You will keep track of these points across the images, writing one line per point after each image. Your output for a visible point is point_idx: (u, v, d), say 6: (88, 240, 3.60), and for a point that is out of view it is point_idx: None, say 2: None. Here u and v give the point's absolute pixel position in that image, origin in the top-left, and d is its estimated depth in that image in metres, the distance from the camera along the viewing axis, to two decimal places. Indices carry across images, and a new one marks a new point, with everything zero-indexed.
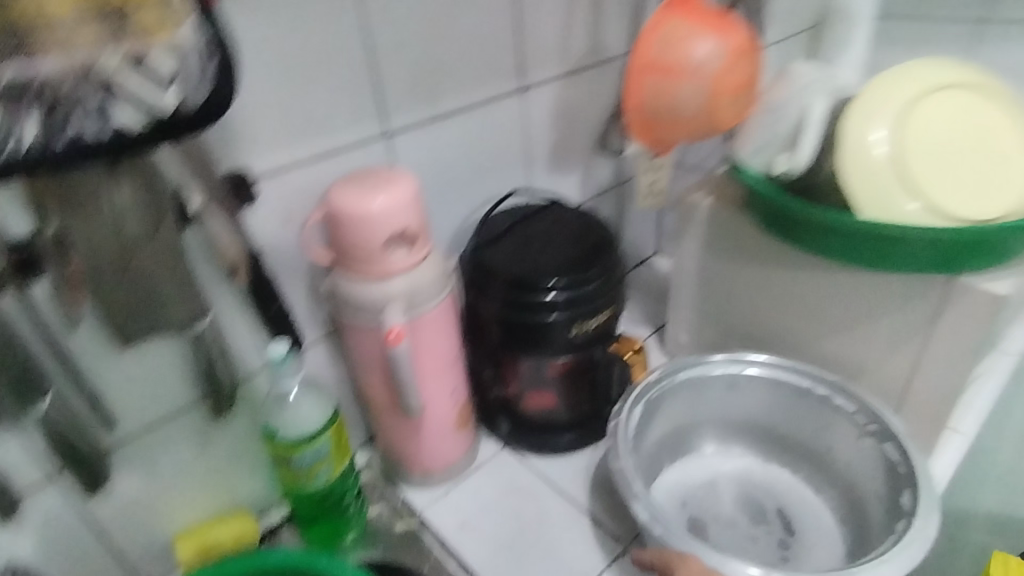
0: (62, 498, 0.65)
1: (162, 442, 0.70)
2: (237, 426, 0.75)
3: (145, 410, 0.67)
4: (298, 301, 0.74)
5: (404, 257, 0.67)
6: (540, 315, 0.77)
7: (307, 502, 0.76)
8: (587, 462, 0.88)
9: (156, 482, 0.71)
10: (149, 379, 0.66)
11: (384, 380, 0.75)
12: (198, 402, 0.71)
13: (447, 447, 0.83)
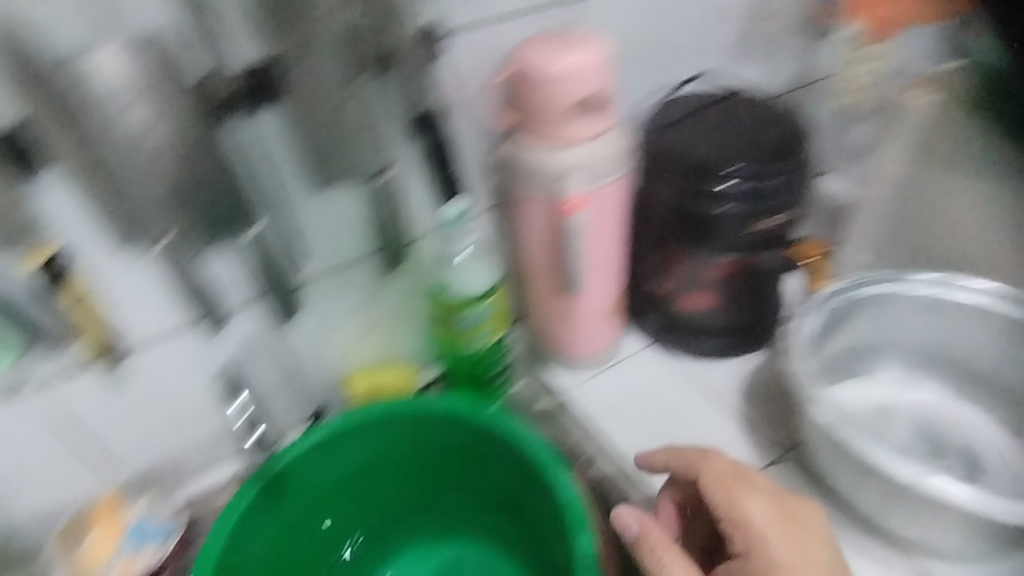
0: (261, 320, 0.73)
1: (343, 286, 0.76)
2: (402, 282, 0.80)
3: (328, 253, 0.73)
4: (469, 164, 0.75)
5: (585, 126, 0.64)
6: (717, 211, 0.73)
7: (463, 362, 0.80)
8: (737, 371, 0.84)
9: (331, 322, 0.78)
10: (334, 222, 0.71)
11: (550, 256, 0.74)
12: (374, 253, 0.76)
13: (595, 335, 0.83)
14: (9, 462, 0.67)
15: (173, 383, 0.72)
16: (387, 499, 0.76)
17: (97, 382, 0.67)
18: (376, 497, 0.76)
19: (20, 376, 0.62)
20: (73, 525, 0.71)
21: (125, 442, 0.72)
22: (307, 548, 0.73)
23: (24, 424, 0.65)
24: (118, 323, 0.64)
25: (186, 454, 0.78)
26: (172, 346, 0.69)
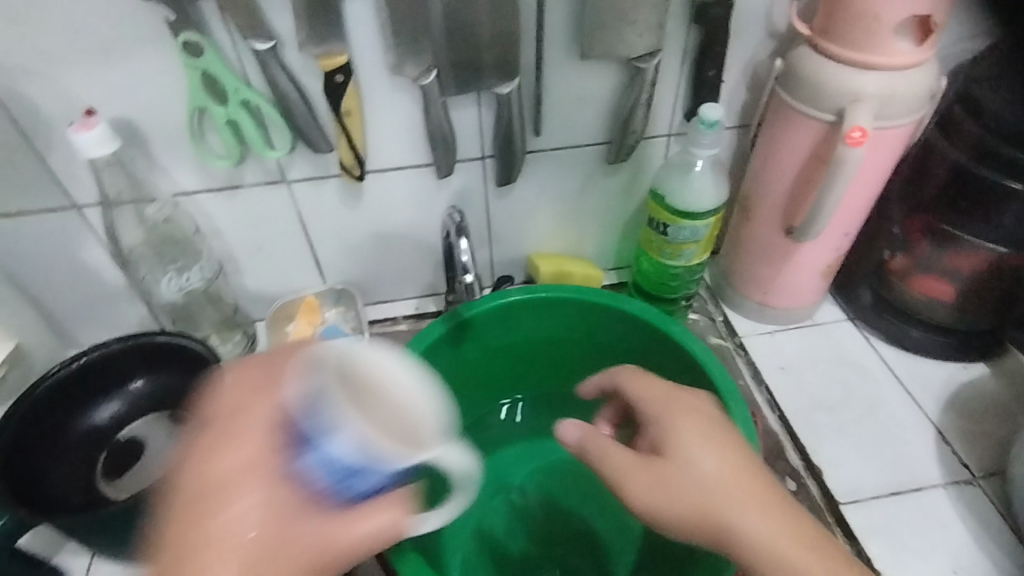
0: (482, 176, 0.75)
1: (563, 166, 0.76)
2: (617, 179, 0.78)
3: (563, 128, 0.72)
4: (733, 73, 0.69)
5: (899, 53, 0.56)
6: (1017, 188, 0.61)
7: (653, 275, 0.77)
8: (948, 375, 0.75)
9: (540, 200, 0.79)
10: (580, 99, 0.69)
11: (792, 188, 0.67)
12: (603, 143, 0.74)
13: (800, 289, 0.76)
14: (254, 241, 0.76)
15: (393, 214, 0.76)
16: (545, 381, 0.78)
17: (336, 191, 0.73)
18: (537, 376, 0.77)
19: (283, 167, 0.69)
20: (282, 309, 0.81)
21: (339, 254, 0.80)
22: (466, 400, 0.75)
23: (273, 211, 0.73)
24: (369, 147, 0.69)
25: (380, 282, 0.84)
26: (404, 180, 0.73)
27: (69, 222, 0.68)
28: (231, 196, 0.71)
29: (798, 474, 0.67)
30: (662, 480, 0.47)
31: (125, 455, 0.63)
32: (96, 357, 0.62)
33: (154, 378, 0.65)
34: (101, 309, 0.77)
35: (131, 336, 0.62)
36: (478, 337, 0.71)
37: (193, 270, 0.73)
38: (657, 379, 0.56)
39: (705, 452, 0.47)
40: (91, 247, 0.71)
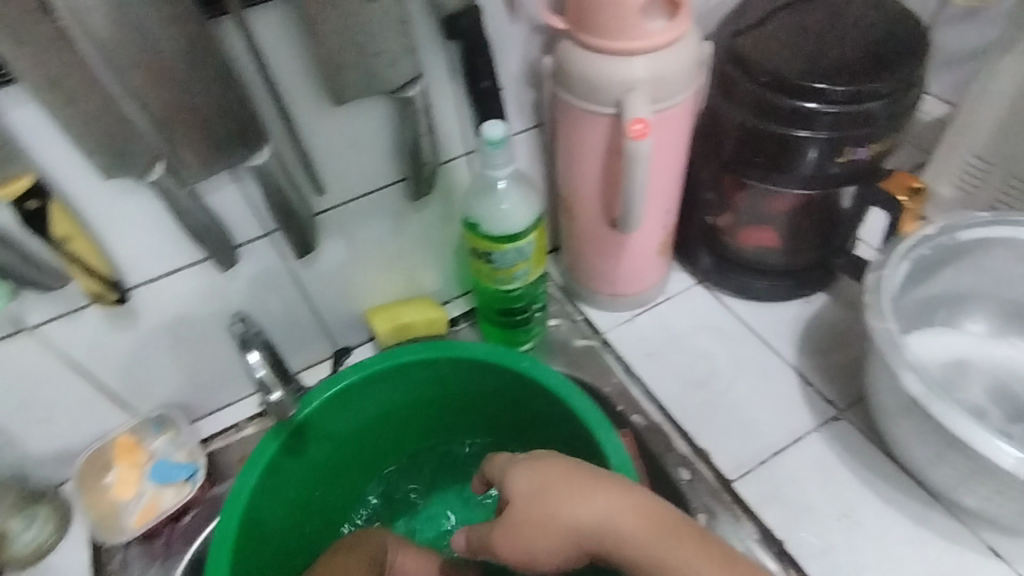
0: (276, 252, 0.65)
1: (364, 217, 0.68)
2: (431, 211, 0.71)
3: (348, 180, 0.64)
4: (508, 78, 0.64)
5: (655, 30, 0.53)
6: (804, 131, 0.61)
7: (498, 301, 0.72)
8: (796, 313, 0.76)
9: (353, 256, 0.70)
10: (354, 144, 0.62)
11: (602, 181, 0.63)
12: (399, 180, 0.66)
13: (645, 271, 0.74)
14: (18, 403, 0.62)
15: (187, 320, 0.65)
16: (426, 447, 0.71)
17: (101, 319, 0.61)
18: (415, 445, 0.70)
19: (15, 316, 0.56)
20: (87, 463, 0.68)
21: (139, 383, 0.68)
22: (342, 497, 0.67)
23: (25, 364, 0.60)
24: (124, 262, 0.58)
25: (206, 394, 0.73)
26: (186, 281, 0.62)
27: None
28: None
29: (688, 462, 0.65)
30: (522, 530, 0.47)
31: None
32: None
33: None
34: None
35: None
36: (327, 432, 0.63)
37: None
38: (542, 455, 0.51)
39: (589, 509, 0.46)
40: None
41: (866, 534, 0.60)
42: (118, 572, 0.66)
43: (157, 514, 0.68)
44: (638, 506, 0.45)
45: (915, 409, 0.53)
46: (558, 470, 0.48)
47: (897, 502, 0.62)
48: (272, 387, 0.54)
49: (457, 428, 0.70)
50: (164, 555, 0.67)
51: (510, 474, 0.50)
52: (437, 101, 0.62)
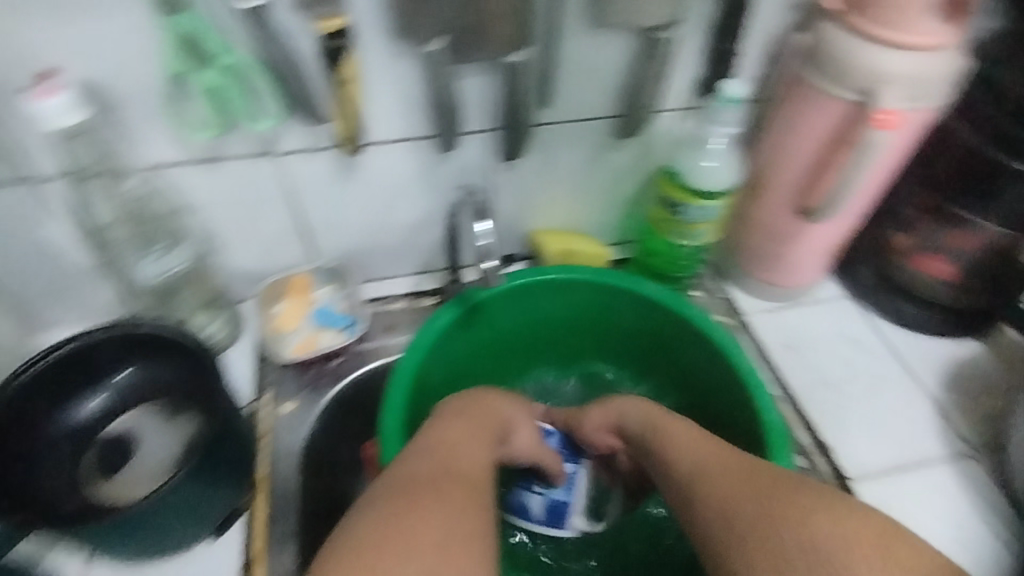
0: (486, 151, 0.71)
1: (568, 142, 0.72)
2: (626, 154, 0.74)
3: (572, 103, 0.68)
4: (752, 46, 0.66)
5: (934, 30, 0.54)
6: None
7: (663, 253, 0.75)
8: (944, 352, 0.76)
9: (544, 176, 0.75)
10: (591, 71, 0.65)
11: (810, 166, 0.65)
12: (613, 116, 0.70)
13: (806, 270, 0.76)
14: (236, 218, 0.71)
15: (390, 188, 0.72)
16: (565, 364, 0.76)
17: (329, 164, 0.68)
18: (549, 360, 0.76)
19: (269, 140, 0.64)
20: (267, 290, 0.76)
21: (329, 232, 0.76)
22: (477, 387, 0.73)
23: (256, 184, 0.68)
24: (370, 119, 0.64)
25: (375, 262, 0.81)
26: (405, 153, 0.68)
27: (26, 195, 0.61)
28: (211, 168, 0.65)
29: (807, 452, 0.68)
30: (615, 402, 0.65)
31: (115, 455, 0.57)
32: (74, 345, 0.58)
33: (144, 368, 0.59)
34: (63, 286, 0.70)
35: (108, 325, 0.59)
36: (493, 321, 0.69)
37: (172, 254, 0.68)
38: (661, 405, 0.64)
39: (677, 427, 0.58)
40: (49, 225, 0.64)
41: (972, 564, 0.62)
42: (273, 389, 0.74)
43: (314, 350, 0.75)
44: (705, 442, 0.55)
45: None
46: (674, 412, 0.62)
47: (1010, 547, 0.63)
48: (489, 256, 0.64)
49: (600, 355, 0.75)
50: (311, 386, 0.76)
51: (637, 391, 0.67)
52: (680, 50, 0.65)
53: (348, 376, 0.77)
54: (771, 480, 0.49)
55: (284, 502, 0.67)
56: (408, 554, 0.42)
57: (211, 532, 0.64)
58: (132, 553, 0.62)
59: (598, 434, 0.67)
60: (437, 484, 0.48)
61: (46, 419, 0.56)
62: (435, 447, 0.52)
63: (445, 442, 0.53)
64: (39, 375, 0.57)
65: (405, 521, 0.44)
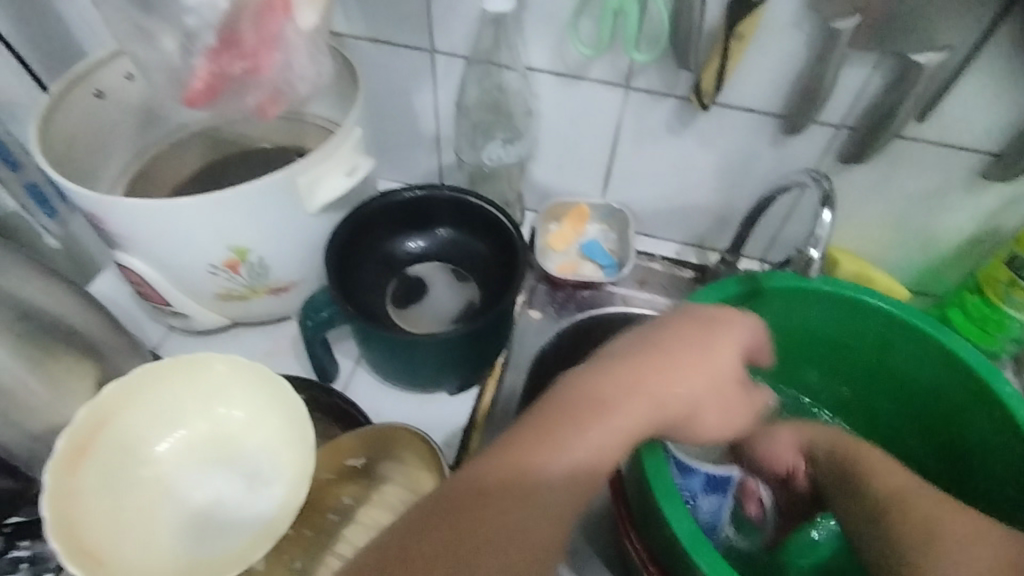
0: (826, 146, 0.67)
1: (920, 166, 0.66)
2: (981, 199, 0.66)
3: (951, 126, 0.62)
4: None
5: None
6: None
7: (975, 316, 0.68)
8: None
9: (874, 193, 0.70)
10: (996, 96, 0.58)
11: None
12: (991, 154, 0.63)
13: None
14: (562, 134, 0.76)
15: (711, 153, 0.72)
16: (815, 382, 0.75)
17: (669, 111, 0.70)
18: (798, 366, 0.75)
19: (630, 72, 0.67)
20: (552, 207, 0.81)
21: (631, 176, 0.79)
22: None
23: (596, 108, 0.72)
24: (732, 81, 0.64)
25: (654, 219, 0.83)
26: (745, 122, 0.68)
27: (419, 62, 0.71)
28: (568, 83, 0.70)
29: None
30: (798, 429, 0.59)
31: (414, 293, 0.68)
32: (417, 195, 0.66)
33: (456, 233, 0.69)
34: (404, 146, 0.82)
35: (458, 191, 0.66)
36: (770, 312, 0.68)
37: (513, 145, 0.75)
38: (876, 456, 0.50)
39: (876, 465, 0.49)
40: (423, 92, 0.75)
41: None
42: (528, 294, 0.81)
43: (572, 273, 0.79)
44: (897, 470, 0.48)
45: None
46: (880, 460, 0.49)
47: None
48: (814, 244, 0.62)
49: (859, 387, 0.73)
50: (560, 306, 0.80)
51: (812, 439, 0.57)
52: None
53: (590, 309, 0.79)
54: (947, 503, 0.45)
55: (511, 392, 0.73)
56: (484, 552, 0.35)
57: (450, 390, 0.70)
58: (391, 381, 0.69)
59: (783, 451, 0.59)
60: (561, 414, 0.40)
61: (378, 245, 0.68)
62: (579, 405, 0.41)
63: (593, 401, 0.41)
64: (386, 206, 0.66)
65: (515, 457, 0.38)
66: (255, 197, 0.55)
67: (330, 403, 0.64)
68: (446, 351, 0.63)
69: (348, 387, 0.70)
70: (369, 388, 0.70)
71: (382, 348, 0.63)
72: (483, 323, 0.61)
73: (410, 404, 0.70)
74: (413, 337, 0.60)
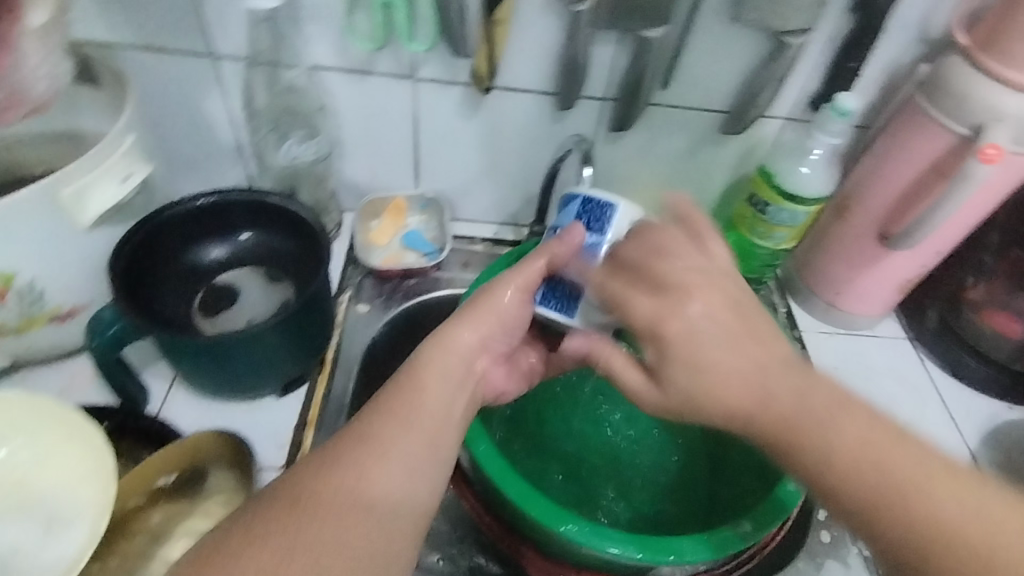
0: (597, 118, 0.76)
1: (674, 127, 0.76)
2: (725, 151, 0.79)
3: (685, 90, 0.72)
4: (869, 71, 0.69)
5: None
6: None
7: (734, 250, 0.80)
8: (995, 412, 0.78)
9: (646, 155, 0.80)
10: (715, 62, 0.70)
11: (899, 196, 0.68)
12: (722, 111, 0.74)
13: (870, 302, 0.79)
14: (363, 130, 0.78)
15: (501, 135, 0.78)
16: None
17: (458, 97, 0.74)
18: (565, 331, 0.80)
19: (415, 65, 0.71)
20: (369, 205, 0.84)
21: (437, 165, 0.83)
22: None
23: (390, 101, 0.75)
24: (504, 65, 0.70)
25: (467, 204, 0.87)
26: (524, 102, 0.74)
27: (201, 68, 0.70)
28: (359, 78, 0.73)
29: None
30: (737, 335, 0.48)
31: (221, 299, 0.66)
32: (209, 201, 0.65)
33: (260, 236, 0.68)
34: (204, 158, 0.79)
35: (253, 192, 0.65)
36: None
37: (311, 142, 0.76)
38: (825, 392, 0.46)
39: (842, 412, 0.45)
40: (212, 99, 0.73)
41: None
42: (353, 290, 0.82)
43: (397, 264, 0.83)
44: (854, 410, 0.45)
45: None
46: (850, 417, 0.45)
47: None
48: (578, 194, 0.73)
49: None
50: (387, 297, 0.82)
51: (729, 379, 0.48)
52: (802, 61, 0.69)
53: (417, 297, 0.84)
54: (898, 455, 0.44)
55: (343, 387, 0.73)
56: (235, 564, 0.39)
57: (276, 392, 0.69)
58: (211, 394, 0.67)
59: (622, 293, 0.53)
60: (342, 444, 0.46)
61: (174, 256, 0.65)
62: (347, 442, 0.46)
63: (366, 434, 0.47)
64: (176, 216, 0.63)
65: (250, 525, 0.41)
66: (7, 214, 0.51)
67: (137, 426, 0.60)
68: (261, 349, 0.62)
69: (163, 410, 0.67)
70: (187, 408, 0.67)
71: (190, 358, 0.61)
72: (294, 311, 0.61)
73: (235, 415, 0.67)
74: (221, 337, 0.58)
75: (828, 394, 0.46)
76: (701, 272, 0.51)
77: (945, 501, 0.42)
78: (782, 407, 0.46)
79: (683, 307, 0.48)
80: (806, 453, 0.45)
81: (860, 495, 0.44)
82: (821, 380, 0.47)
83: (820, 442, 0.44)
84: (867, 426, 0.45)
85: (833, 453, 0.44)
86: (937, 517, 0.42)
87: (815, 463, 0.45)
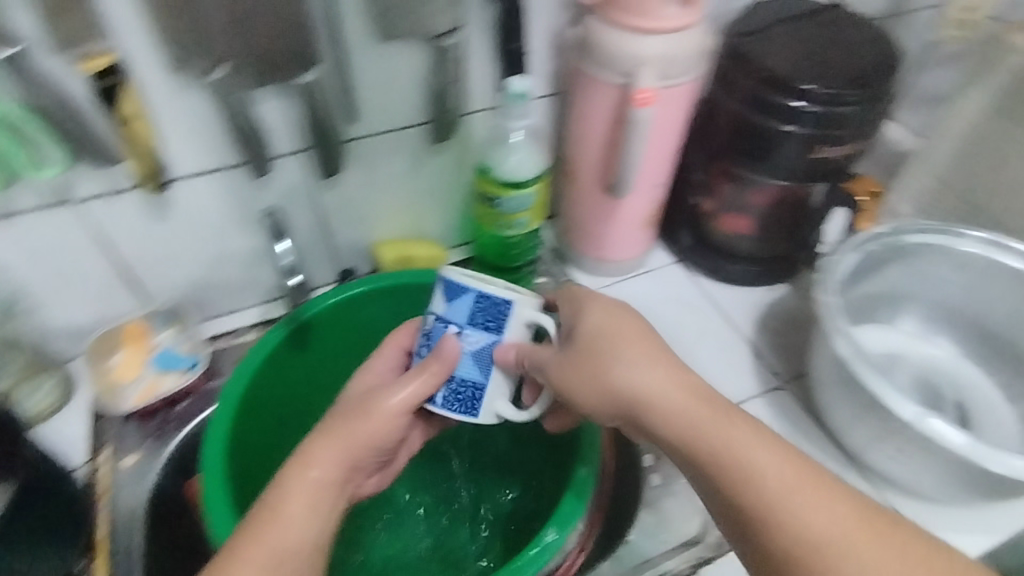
0: (303, 172, 0.70)
1: (385, 152, 0.74)
2: (447, 156, 0.78)
3: (375, 117, 0.70)
4: (536, 45, 0.71)
5: (672, 17, 0.61)
6: (778, 139, 0.70)
7: (492, 244, 0.78)
8: (759, 298, 0.86)
9: (373, 187, 0.76)
10: (390, 83, 0.67)
11: (602, 149, 0.72)
12: (424, 123, 0.73)
13: (628, 246, 0.84)
14: (46, 273, 0.67)
15: (209, 222, 0.71)
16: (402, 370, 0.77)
17: (136, 203, 0.66)
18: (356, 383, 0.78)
19: (64, 188, 0.61)
20: (98, 344, 0.73)
21: (156, 276, 0.73)
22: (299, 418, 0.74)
23: (58, 234, 0.65)
24: (168, 155, 0.63)
25: (215, 300, 0.79)
26: (216, 184, 0.67)
27: None
28: (6, 223, 0.62)
29: None
30: (580, 359, 0.54)
31: None
32: None
33: None
34: None
35: None
36: (316, 343, 0.70)
37: None
38: (658, 366, 0.52)
39: (646, 368, 0.52)
40: None
41: None
42: (114, 443, 0.71)
43: (155, 395, 0.72)
44: (689, 387, 0.51)
45: (844, 375, 0.62)
46: (675, 385, 0.51)
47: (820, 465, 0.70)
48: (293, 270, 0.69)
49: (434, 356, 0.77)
50: (158, 433, 0.73)
51: (577, 390, 0.54)
52: (472, 55, 0.69)
53: (189, 422, 0.74)
54: (738, 423, 0.49)
55: (129, 559, 0.65)
56: None
57: None
58: None
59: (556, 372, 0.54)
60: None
61: None
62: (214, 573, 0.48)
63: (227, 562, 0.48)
64: None
65: None
66: None
67: None
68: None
69: None
70: None
71: None
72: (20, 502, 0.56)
73: None
74: None
75: (675, 383, 0.51)
76: (605, 309, 0.55)
77: (797, 503, 0.45)
78: (613, 408, 0.53)
79: (615, 364, 0.52)
80: (648, 423, 0.51)
81: (714, 476, 0.48)
82: (665, 363, 0.52)
83: (660, 427, 0.51)
84: (701, 405, 0.50)
85: (670, 436, 0.50)
86: (763, 477, 0.46)
87: (668, 444, 0.51)
